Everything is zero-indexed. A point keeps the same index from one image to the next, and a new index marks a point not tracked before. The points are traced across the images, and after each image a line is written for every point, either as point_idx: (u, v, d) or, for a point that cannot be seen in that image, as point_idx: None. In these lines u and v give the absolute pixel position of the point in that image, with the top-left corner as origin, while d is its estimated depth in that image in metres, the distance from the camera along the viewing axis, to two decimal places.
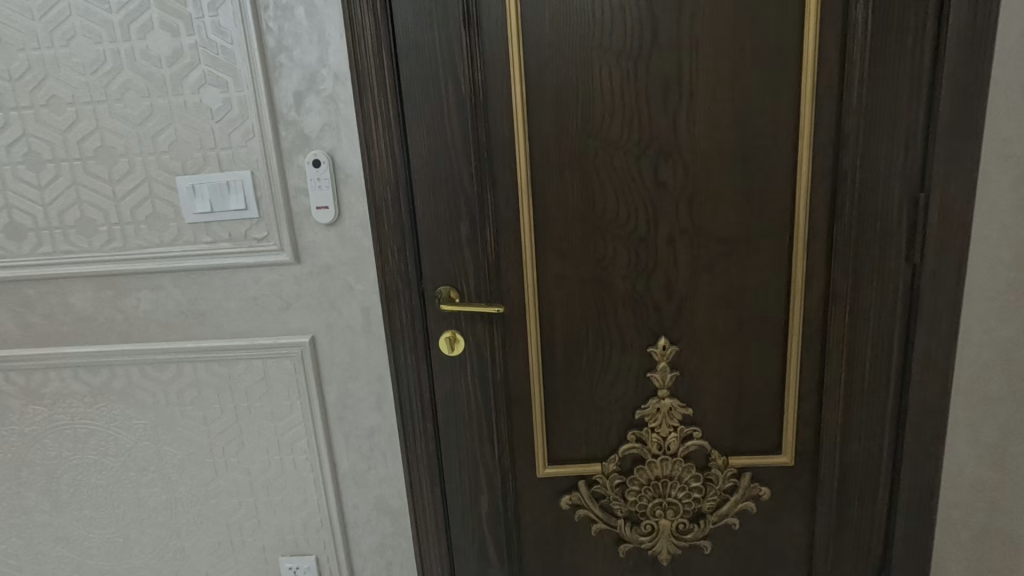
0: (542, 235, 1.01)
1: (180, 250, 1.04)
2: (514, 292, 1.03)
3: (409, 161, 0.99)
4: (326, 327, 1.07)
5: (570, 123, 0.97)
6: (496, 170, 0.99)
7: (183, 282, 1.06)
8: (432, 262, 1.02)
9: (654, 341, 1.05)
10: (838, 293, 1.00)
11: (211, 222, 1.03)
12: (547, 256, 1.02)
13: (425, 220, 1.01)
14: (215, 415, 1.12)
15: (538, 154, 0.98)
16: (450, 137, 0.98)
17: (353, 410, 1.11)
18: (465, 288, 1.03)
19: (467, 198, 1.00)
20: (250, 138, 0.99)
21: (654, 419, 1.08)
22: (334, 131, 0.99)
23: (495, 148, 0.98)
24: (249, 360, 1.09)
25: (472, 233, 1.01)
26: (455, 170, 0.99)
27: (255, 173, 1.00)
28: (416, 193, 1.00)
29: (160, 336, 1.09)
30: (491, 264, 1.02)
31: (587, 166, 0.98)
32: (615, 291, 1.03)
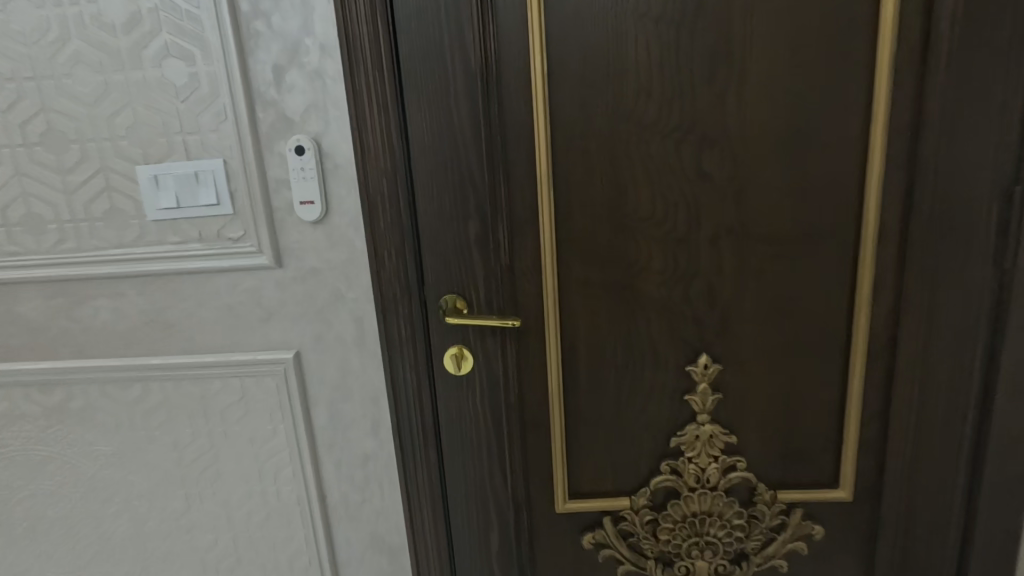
0: (564, 236, 0.86)
1: (143, 251, 0.90)
2: (531, 303, 0.89)
3: (408, 150, 0.84)
4: (313, 342, 0.93)
5: (599, 105, 0.82)
6: (510, 160, 0.84)
7: (149, 289, 0.92)
8: (435, 267, 0.88)
9: (693, 359, 0.90)
10: (912, 305, 0.86)
11: (178, 219, 0.89)
12: (570, 261, 0.87)
13: (427, 219, 0.86)
14: (187, 440, 0.98)
15: (560, 141, 0.83)
16: (456, 122, 0.83)
17: (344, 436, 0.96)
18: (474, 297, 0.89)
19: (476, 193, 0.85)
20: (222, 121, 0.85)
21: (692, 448, 0.93)
22: (320, 112, 0.84)
23: (510, 134, 0.83)
24: (225, 378, 0.95)
25: (482, 234, 0.86)
26: (463, 160, 0.84)
27: (228, 162, 0.86)
28: (416, 186, 0.85)
29: (123, 351, 0.95)
30: (504, 269, 0.88)
31: (618, 155, 0.83)
32: (648, 301, 0.89)
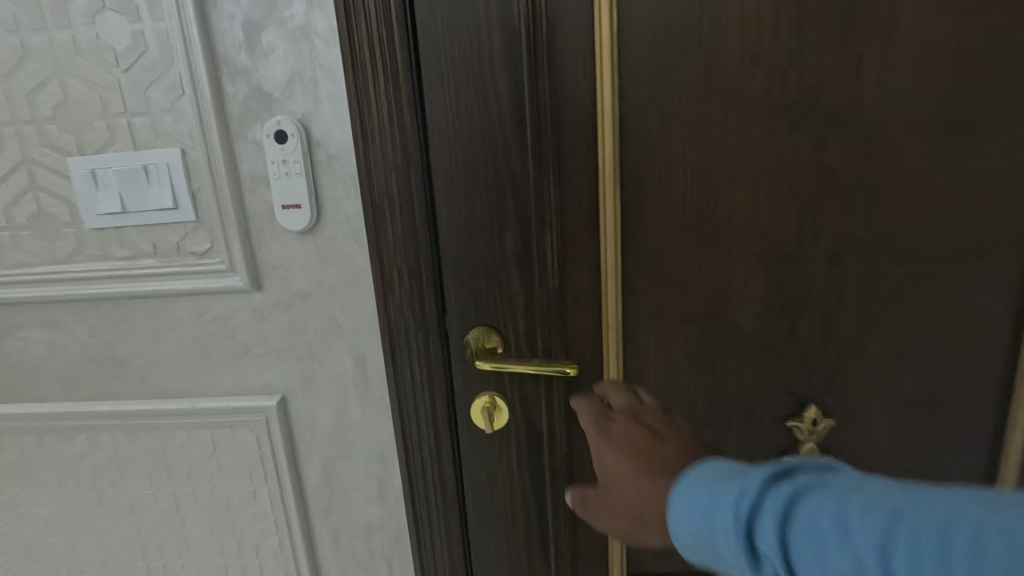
0: (632, 251, 0.65)
1: (81, 269, 0.69)
2: (586, 337, 0.68)
3: (427, 137, 0.63)
4: (302, 385, 0.72)
5: (687, 74, 0.60)
6: (562, 149, 0.63)
7: (92, 317, 0.72)
8: (461, 292, 0.67)
9: (797, 411, 0.69)
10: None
11: (124, 227, 0.68)
12: (639, 284, 0.66)
13: (451, 229, 0.65)
14: (146, 503, 0.78)
15: (631, 125, 0.62)
16: (492, 98, 0.62)
17: (342, 501, 0.76)
18: (511, 329, 0.68)
19: (517, 194, 0.64)
20: (178, 98, 0.64)
21: None
22: (307, 85, 0.63)
23: (563, 116, 0.62)
24: (191, 429, 0.74)
25: (525, 249, 0.65)
26: (499, 151, 0.63)
27: (188, 152, 0.65)
28: (437, 185, 0.64)
29: (63, 394, 0.75)
30: (552, 296, 0.66)
31: (709, 144, 0.62)
32: (741, 338, 0.67)
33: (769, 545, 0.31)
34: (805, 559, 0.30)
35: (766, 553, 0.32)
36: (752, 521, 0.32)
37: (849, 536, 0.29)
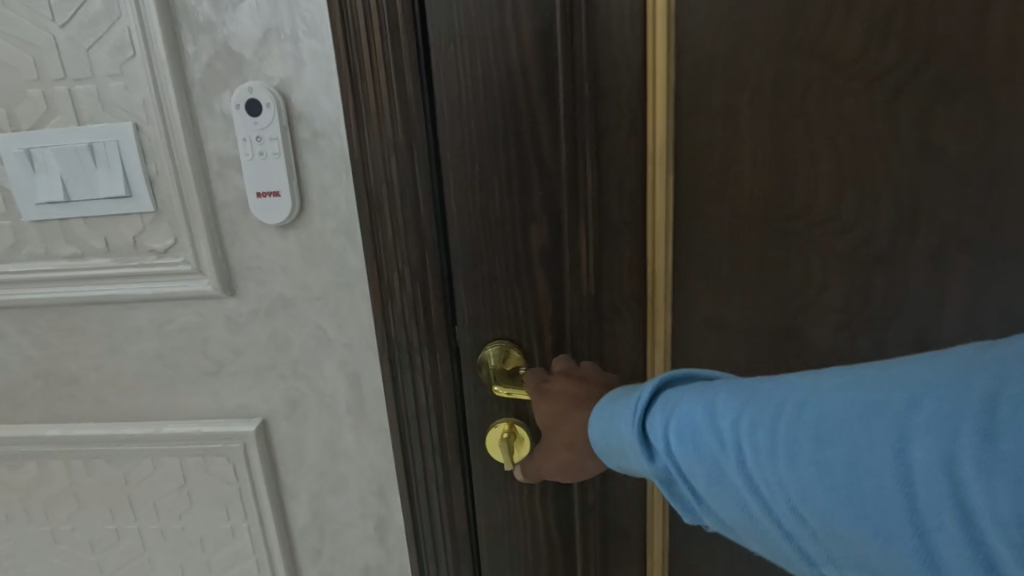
0: (685, 251, 0.54)
1: (19, 270, 0.58)
2: (628, 352, 0.57)
3: (435, 109, 0.51)
4: (285, 407, 0.61)
5: (762, 29, 0.48)
6: (603, 123, 0.52)
7: (37, 327, 0.60)
8: (475, 301, 0.55)
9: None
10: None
11: (69, 219, 0.56)
12: (692, 290, 0.55)
13: (463, 223, 0.53)
14: (108, 541, 0.67)
15: (688, 95, 0.50)
16: (515, 59, 0.50)
17: (335, 541, 0.65)
18: (537, 345, 0.56)
19: (545, 180, 0.52)
20: (127, 60, 0.52)
21: None
22: (286, 43, 0.51)
23: (604, 82, 0.51)
24: (157, 458, 0.63)
25: (554, 248, 0.54)
26: (524, 126, 0.51)
27: (141, 127, 0.53)
28: (448, 165, 0.52)
29: (7, 416, 0.63)
30: (587, 304, 0.55)
31: (786, 118, 0.50)
32: (813, 355, 0.56)
33: (661, 431, 0.37)
34: (683, 444, 0.35)
35: (656, 440, 0.37)
36: (649, 417, 0.38)
37: (713, 416, 0.35)
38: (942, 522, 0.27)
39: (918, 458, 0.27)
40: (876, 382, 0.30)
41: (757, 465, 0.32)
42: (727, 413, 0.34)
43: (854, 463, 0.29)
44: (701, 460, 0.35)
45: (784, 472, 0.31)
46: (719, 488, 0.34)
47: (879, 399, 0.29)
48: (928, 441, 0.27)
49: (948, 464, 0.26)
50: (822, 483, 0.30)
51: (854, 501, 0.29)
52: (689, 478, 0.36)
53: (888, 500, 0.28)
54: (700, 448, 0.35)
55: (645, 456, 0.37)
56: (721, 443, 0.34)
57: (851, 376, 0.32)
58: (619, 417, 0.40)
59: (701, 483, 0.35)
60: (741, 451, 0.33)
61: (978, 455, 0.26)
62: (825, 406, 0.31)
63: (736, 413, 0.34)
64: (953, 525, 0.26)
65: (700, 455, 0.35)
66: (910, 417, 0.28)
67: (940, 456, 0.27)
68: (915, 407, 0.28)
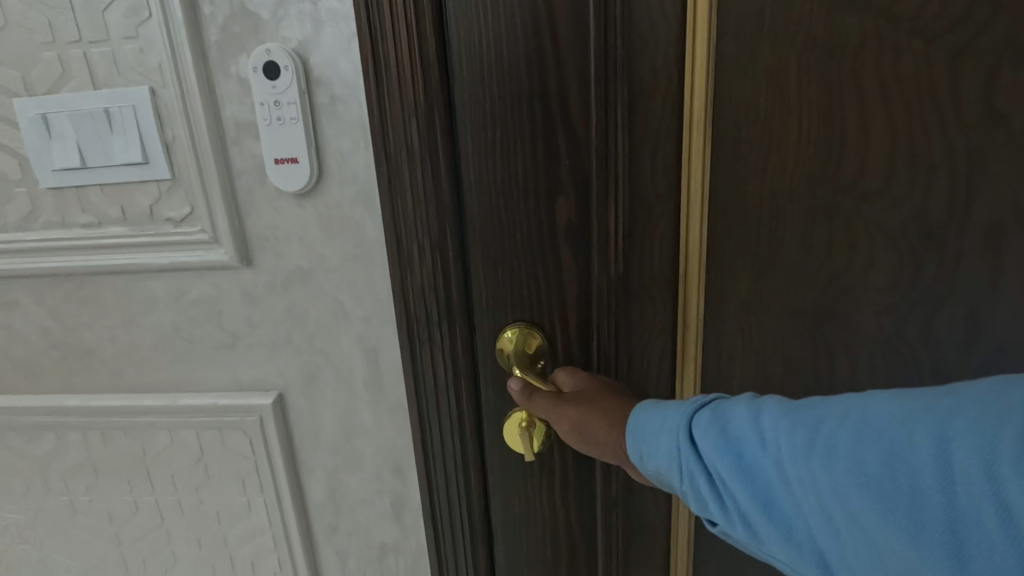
0: (718, 226, 0.53)
1: (37, 238, 0.57)
2: (657, 332, 0.56)
3: (455, 74, 0.49)
4: (301, 381, 0.60)
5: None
6: (635, 88, 0.50)
7: (54, 297, 0.60)
8: (496, 281, 0.54)
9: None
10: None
11: (85, 187, 0.55)
12: (725, 268, 0.54)
13: (484, 196, 0.51)
14: (126, 513, 0.67)
15: (727, 60, 0.49)
16: (545, 20, 0.47)
17: (352, 518, 0.64)
18: (559, 328, 0.55)
19: (574, 149, 0.50)
20: (142, 22, 0.50)
21: None
22: (306, 4, 0.49)
23: (637, 46, 0.49)
24: (174, 431, 0.63)
25: (581, 223, 0.52)
26: (553, 92, 0.49)
27: (157, 91, 0.52)
28: (474, 132, 0.50)
29: (27, 387, 0.63)
30: (615, 285, 0.54)
31: (832, 85, 0.49)
32: (852, 329, 0.55)
33: (696, 427, 0.39)
34: (722, 455, 0.37)
35: (688, 435, 0.39)
36: (687, 416, 0.40)
37: (756, 429, 0.36)
38: (980, 519, 0.28)
39: (958, 459, 0.29)
40: (914, 400, 0.32)
41: (791, 461, 0.34)
42: (767, 417, 0.36)
43: (889, 461, 0.31)
44: (732, 455, 0.36)
45: (819, 469, 0.33)
46: (745, 483, 0.36)
47: (922, 406, 0.31)
48: (969, 442, 0.29)
49: (989, 466, 0.28)
50: (857, 478, 0.31)
51: (887, 496, 0.30)
52: (715, 473, 0.37)
53: (927, 508, 0.29)
54: (733, 445, 0.37)
55: (674, 449, 0.39)
56: (760, 453, 0.35)
57: (898, 399, 0.33)
58: (656, 414, 0.42)
59: (726, 477, 0.36)
60: (778, 451, 0.35)
61: (1016, 459, 0.27)
62: (868, 421, 0.32)
63: (778, 414, 0.36)
64: (990, 525, 0.28)
65: (731, 450, 0.36)
66: (951, 421, 0.30)
67: (981, 457, 0.28)
68: (954, 414, 0.30)
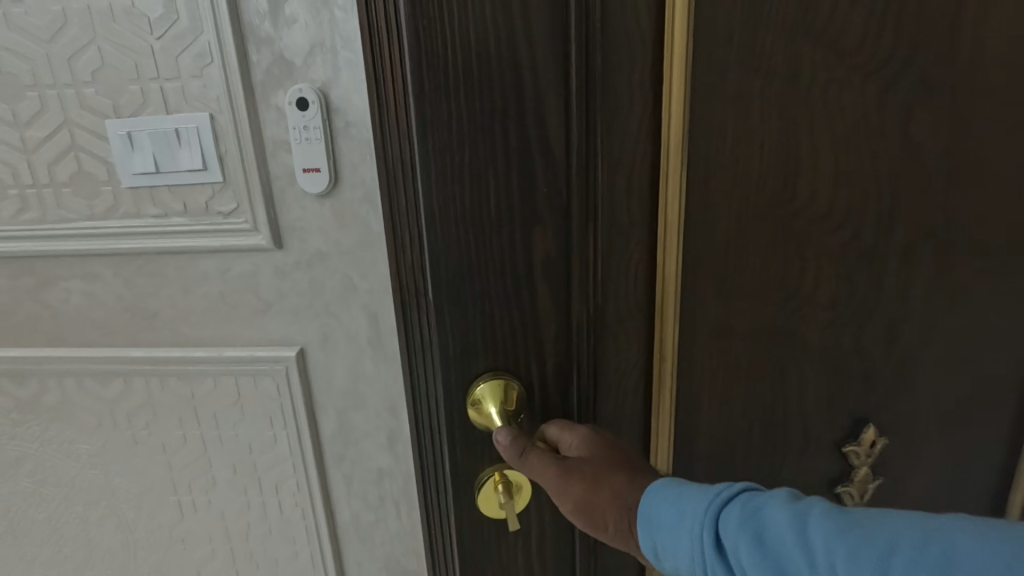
0: (687, 256, 0.66)
1: (117, 225, 0.74)
2: (628, 345, 0.68)
3: (425, 120, 0.54)
4: (319, 340, 0.77)
5: (767, 71, 0.61)
6: (597, 124, 0.58)
7: (127, 271, 0.77)
8: (470, 319, 0.60)
9: (856, 431, 0.78)
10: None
11: (157, 186, 0.73)
12: (692, 294, 0.68)
13: (457, 232, 0.57)
14: (177, 443, 0.85)
15: (697, 123, 0.61)
16: (528, 72, 0.54)
17: (356, 448, 0.82)
18: (536, 372, 0.63)
19: (550, 184, 0.57)
20: (206, 65, 0.67)
21: (857, 457, 0.78)
22: (328, 55, 0.66)
23: (602, 89, 0.58)
24: (218, 377, 0.80)
25: (558, 253, 0.60)
26: (534, 138, 0.56)
27: (215, 116, 0.69)
28: (463, 169, 0.55)
29: (101, 341, 0.81)
30: (588, 319, 0.64)
31: (781, 141, 0.64)
32: (790, 312, 0.70)
33: (729, 530, 0.42)
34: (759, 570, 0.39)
35: (715, 533, 0.43)
36: (716, 513, 0.44)
37: (798, 547, 0.38)
38: None
39: None
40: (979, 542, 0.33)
41: None
42: (810, 536, 0.38)
43: None
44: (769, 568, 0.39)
45: None
46: None
47: (992, 552, 0.32)
48: None
49: None
50: None
51: None
52: None
53: None
54: (772, 556, 0.39)
55: (701, 545, 0.44)
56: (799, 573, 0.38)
57: (955, 536, 0.34)
58: (681, 506, 0.47)
59: None
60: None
61: None
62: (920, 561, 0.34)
63: (819, 533, 0.38)
64: None
65: (768, 564, 0.39)
66: None
67: None
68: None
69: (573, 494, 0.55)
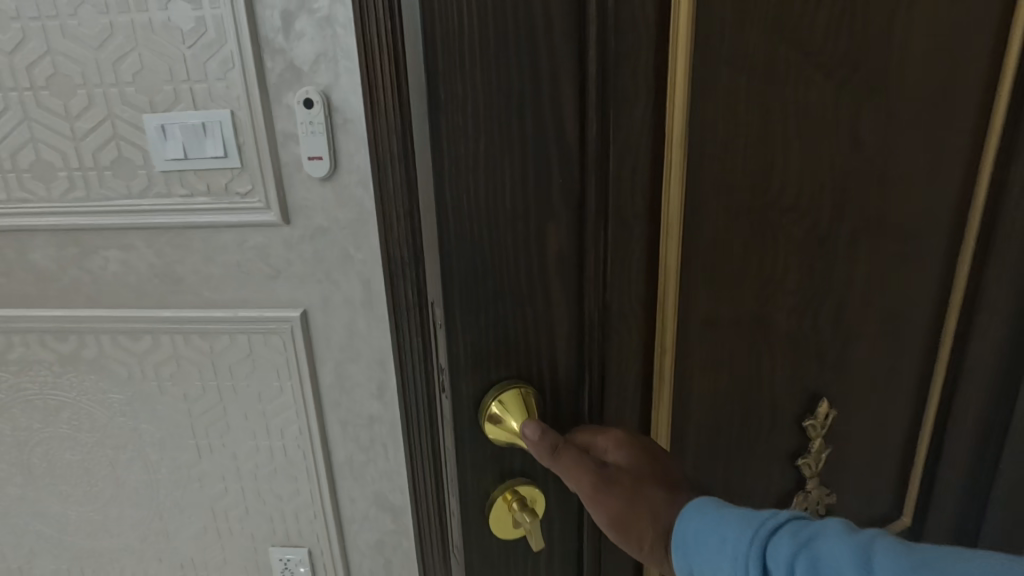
0: (692, 258, 0.54)
1: (151, 203, 0.88)
2: (633, 369, 0.55)
3: (435, 83, 0.41)
4: (320, 302, 0.91)
5: (787, 49, 0.52)
6: (610, 104, 0.46)
7: (157, 243, 0.91)
8: (477, 323, 0.47)
9: (810, 408, 0.68)
10: (1000, 308, 0.73)
11: (185, 170, 0.86)
12: (699, 305, 0.57)
13: (467, 218, 0.45)
14: (197, 392, 0.99)
15: (702, 106, 0.50)
16: (542, 39, 0.42)
17: (349, 396, 0.97)
18: (546, 386, 0.51)
19: (564, 176, 0.46)
20: (228, 70, 0.81)
21: (815, 430, 0.68)
22: (330, 62, 0.80)
23: (614, 62, 0.45)
24: (233, 334, 0.95)
25: (573, 252, 0.49)
26: (547, 115, 0.44)
27: (236, 113, 0.83)
28: (452, 150, 0.43)
29: (133, 302, 0.95)
30: (597, 332, 0.52)
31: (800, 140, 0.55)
32: (796, 334, 0.63)
33: (773, 560, 0.34)
34: None
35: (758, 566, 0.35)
36: (761, 545, 0.35)
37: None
38: None
39: None
40: None
41: None
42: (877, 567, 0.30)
43: None
44: None
45: None
46: None
47: None
48: None
49: None
50: None
51: None
52: None
53: None
54: None
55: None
56: None
57: None
58: (722, 531, 0.38)
59: None
60: None
61: None
62: None
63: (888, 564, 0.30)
64: None
65: None
66: None
67: None
68: None
69: (610, 504, 0.47)
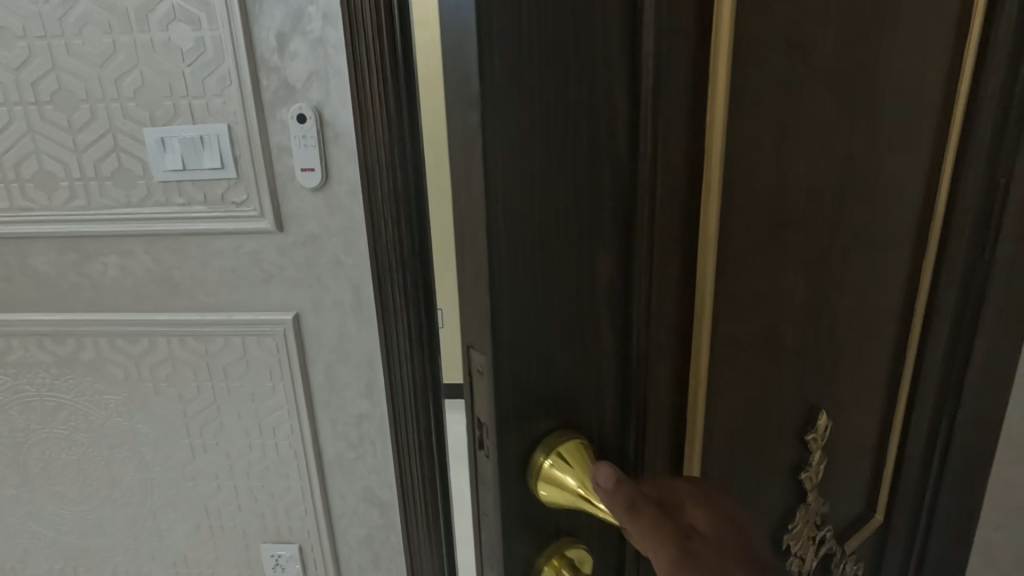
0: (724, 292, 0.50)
1: (150, 211, 0.93)
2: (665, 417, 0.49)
3: (488, 83, 0.33)
4: (311, 306, 0.96)
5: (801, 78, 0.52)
6: (660, 124, 0.40)
7: (154, 250, 0.95)
8: (525, 376, 0.39)
9: (811, 422, 0.68)
10: (938, 308, 0.81)
11: (183, 180, 0.91)
12: (730, 340, 0.53)
13: (519, 251, 0.36)
14: (192, 393, 1.03)
15: (739, 133, 0.47)
16: (598, 47, 0.36)
17: (339, 395, 1.01)
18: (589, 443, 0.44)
19: (614, 206, 0.40)
20: (226, 86, 0.86)
21: (816, 442, 0.69)
22: (322, 80, 0.86)
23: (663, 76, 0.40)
24: (228, 337, 0.99)
25: (621, 285, 0.43)
26: (602, 141, 0.38)
27: (233, 127, 0.88)
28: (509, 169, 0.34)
29: (130, 306, 0.99)
30: (640, 379, 0.46)
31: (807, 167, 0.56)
32: (801, 356, 0.63)
33: None
34: None
35: None
36: None
37: None
38: None
39: None
40: None
41: None
42: None
43: None
44: None
45: None
46: None
47: None
48: None
49: None
50: None
51: None
52: None
53: None
54: None
55: None
56: None
57: None
58: None
59: None
60: None
61: None
62: None
63: None
64: None
65: None
66: None
67: None
68: None
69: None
